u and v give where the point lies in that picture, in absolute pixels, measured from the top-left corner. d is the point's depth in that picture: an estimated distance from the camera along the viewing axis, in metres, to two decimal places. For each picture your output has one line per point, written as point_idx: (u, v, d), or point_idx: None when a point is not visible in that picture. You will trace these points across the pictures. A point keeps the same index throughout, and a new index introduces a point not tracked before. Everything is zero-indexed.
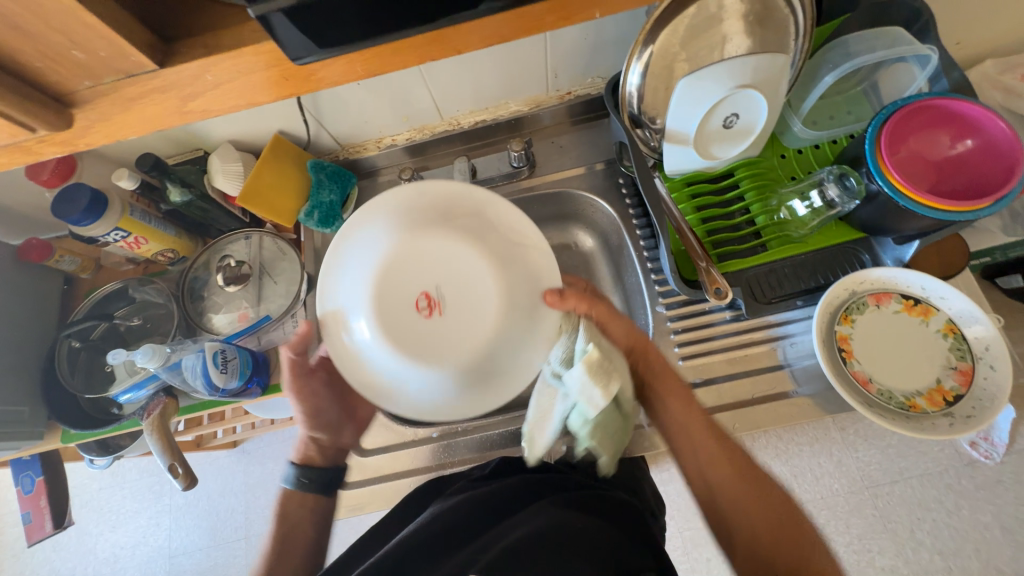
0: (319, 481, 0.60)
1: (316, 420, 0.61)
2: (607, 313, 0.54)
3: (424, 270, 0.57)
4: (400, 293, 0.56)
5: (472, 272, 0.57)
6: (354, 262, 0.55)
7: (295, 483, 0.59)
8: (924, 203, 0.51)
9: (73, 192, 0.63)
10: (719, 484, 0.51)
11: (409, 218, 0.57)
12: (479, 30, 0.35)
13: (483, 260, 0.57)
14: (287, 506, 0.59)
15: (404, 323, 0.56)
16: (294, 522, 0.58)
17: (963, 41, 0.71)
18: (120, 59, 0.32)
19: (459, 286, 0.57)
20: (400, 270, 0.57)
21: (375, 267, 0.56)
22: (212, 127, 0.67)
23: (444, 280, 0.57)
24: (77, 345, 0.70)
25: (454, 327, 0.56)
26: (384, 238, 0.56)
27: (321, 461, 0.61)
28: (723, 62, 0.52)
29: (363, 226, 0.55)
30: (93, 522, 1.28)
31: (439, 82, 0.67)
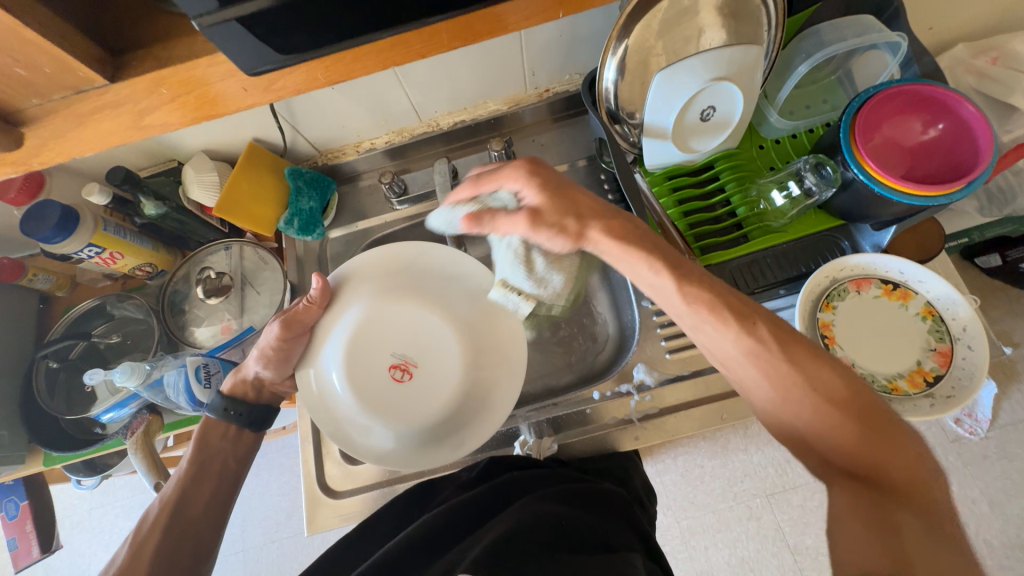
0: (247, 418, 0.61)
1: (279, 368, 0.60)
2: (529, 221, 0.52)
3: (395, 330, 0.62)
4: (372, 359, 0.61)
5: (431, 321, 0.63)
6: (325, 337, 0.62)
7: (218, 415, 0.60)
8: (899, 189, 0.51)
9: (42, 209, 0.61)
10: (750, 370, 0.44)
11: (376, 287, 0.63)
12: (440, 34, 0.35)
13: (445, 315, 0.63)
14: (209, 436, 0.59)
15: (382, 385, 0.60)
16: (216, 454, 0.59)
17: (934, 26, 0.72)
18: (67, 74, 0.31)
19: (425, 342, 0.62)
20: (368, 335, 0.62)
21: (344, 337, 0.62)
22: (184, 137, 0.65)
23: (414, 336, 0.62)
24: (55, 365, 0.68)
25: (431, 379, 0.61)
26: (352, 312, 0.62)
27: (254, 398, 0.63)
28: (699, 55, 0.51)
29: (335, 306, 0.62)
30: (86, 543, 1.26)
31: (415, 84, 0.66)
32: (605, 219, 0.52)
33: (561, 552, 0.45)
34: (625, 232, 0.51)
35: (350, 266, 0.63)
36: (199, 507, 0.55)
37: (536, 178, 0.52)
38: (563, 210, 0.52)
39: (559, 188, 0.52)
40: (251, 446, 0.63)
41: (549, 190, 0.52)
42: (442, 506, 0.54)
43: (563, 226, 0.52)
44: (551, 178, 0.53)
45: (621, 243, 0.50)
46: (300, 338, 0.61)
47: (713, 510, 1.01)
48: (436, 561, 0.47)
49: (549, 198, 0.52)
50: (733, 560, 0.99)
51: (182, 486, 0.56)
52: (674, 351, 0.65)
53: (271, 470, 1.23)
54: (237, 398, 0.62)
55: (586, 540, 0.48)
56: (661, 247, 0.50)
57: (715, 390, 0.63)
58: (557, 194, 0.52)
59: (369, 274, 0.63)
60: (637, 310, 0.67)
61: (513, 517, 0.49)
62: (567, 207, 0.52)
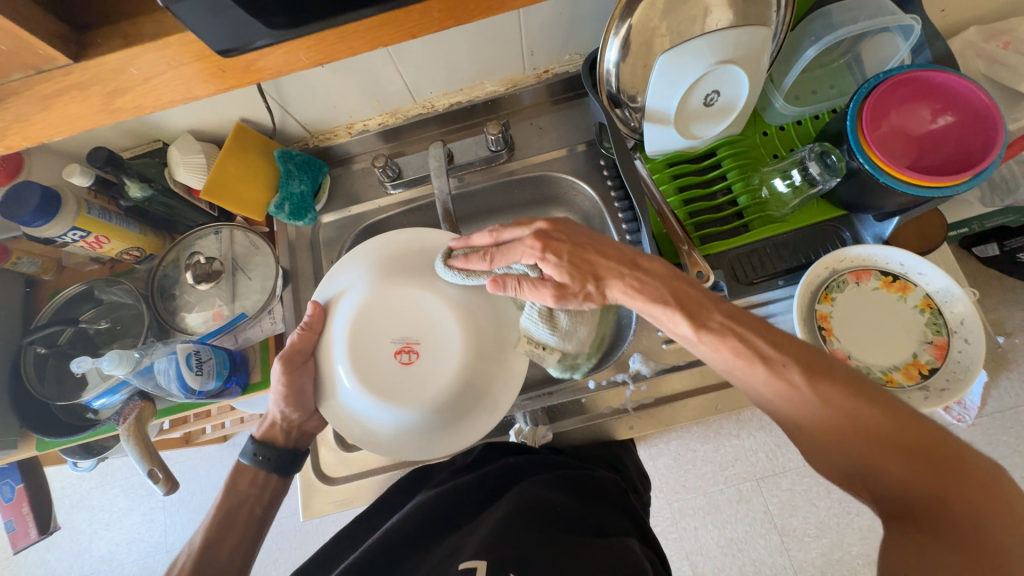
0: (274, 461, 0.58)
1: (299, 404, 0.59)
2: (554, 290, 0.53)
3: (393, 322, 0.61)
4: (377, 359, 0.59)
5: (420, 301, 0.61)
6: (326, 354, 0.60)
7: (249, 460, 0.59)
8: (904, 179, 0.50)
9: (21, 190, 0.58)
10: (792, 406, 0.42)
11: (357, 293, 0.61)
12: (430, 12, 0.32)
13: (432, 293, 0.62)
14: (238, 481, 0.58)
15: (399, 378, 0.59)
16: (243, 500, 0.57)
17: (947, 8, 0.69)
18: (26, 53, 0.29)
19: (425, 321, 0.61)
20: (365, 339, 0.60)
21: (344, 352, 0.59)
22: (169, 116, 0.63)
23: (413, 322, 0.61)
24: (44, 351, 0.67)
25: (440, 357, 0.60)
26: (344, 324, 0.60)
27: (283, 442, 0.60)
28: (704, 36, 0.49)
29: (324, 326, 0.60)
30: (85, 522, 1.28)
31: (409, 64, 0.63)
32: (624, 275, 0.52)
33: (559, 532, 0.45)
34: (642, 285, 0.51)
35: (328, 282, 0.62)
36: (225, 556, 0.53)
37: (550, 247, 0.52)
38: (581, 276, 0.53)
39: (574, 254, 0.53)
40: (278, 492, 0.59)
41: (566, 258, 0.52)
42: (441, 488, 0.55)
43: (584, 291, 0.53)
44: (565, 244, 0.53)
45: (644, 300, 0.50)
46: (306, 366, 0.60)
47: (704, 493, 1.03)
48: (437, 546, 0.47)
49: (566, 267, 0.52)
50: (722, 541, 1.01)
51: (209, 531, 0.54)
52: (670, 341, 0.64)
53: None
54: (268, 442, 0.60)
55: (583, 521, 0.49)
56: (685, 289, 0.49)
57: (711, 380, 0.63)
58: (573, 260, 0.53)
59: (344, 279, 0.62)
60: None
61: (513, 499, 0.50)
62: (586, 270, 0.53)
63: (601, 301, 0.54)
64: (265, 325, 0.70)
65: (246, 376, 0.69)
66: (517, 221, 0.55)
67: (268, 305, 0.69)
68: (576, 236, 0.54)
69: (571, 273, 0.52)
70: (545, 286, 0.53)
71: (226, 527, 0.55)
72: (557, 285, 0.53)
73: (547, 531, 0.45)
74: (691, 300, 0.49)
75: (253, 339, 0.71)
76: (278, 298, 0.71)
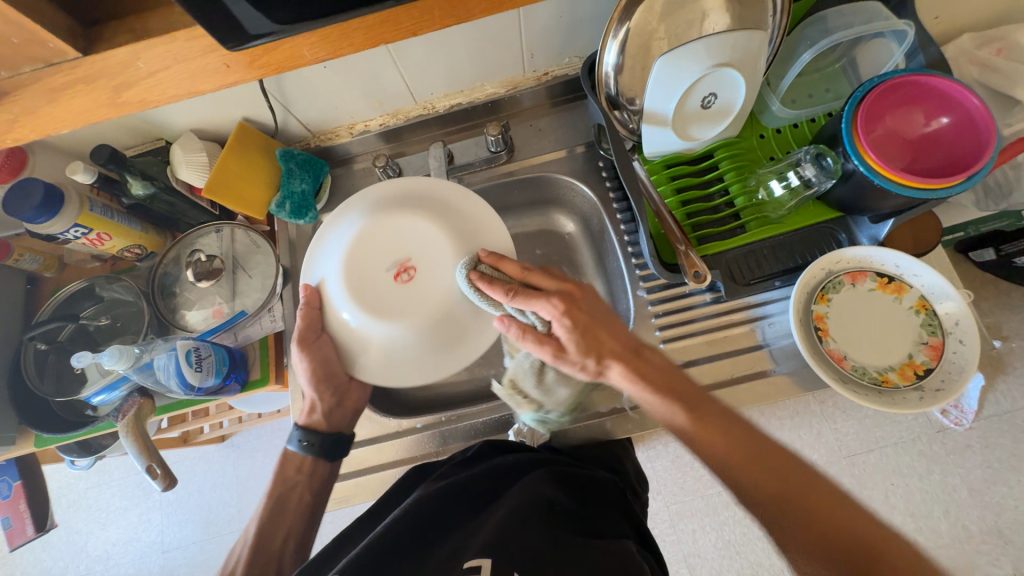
0: (320, 447, 0.59)
1: (329, 377, 0.60)
2: (554, 350, 0.54)
3: (375, 257, 0.57)
4: (382, 294, 0.55)
5: (386, 226, 0.58)
6: (334, 320, 0.57)
7: (297, 446, 0.60)
8: (898, 181, 0.51)
9: (25, 187, 0.59)
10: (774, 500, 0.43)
11: (332, 254, 0.58)
12: (431, 9, 0.33)
13: (393, 215, 0.58)
14: (286, 467, 0.60)
15: (409, 296, 0.55)
16: (292, 485, 0.59)
17: (941, 15, 0.70)
18: (35, 46, 0.30)
19: (401, 236, 0.57)
20: (361, 285, 0.56)
21: (350, 314, 0.56)
22: (172, 114, 0.63)
23: (393, 246, 0.57)
24: (44, 347, 0.67)
25: (434, 260, 0.56)
26: (336, 289, 0.56)
27: (328, 428, 0.61)
28: (701, 39, 0.50)
29: (325, 301, 0.57)
30: (82, 522, 1.27)
31: (410, 64, 0.64)
32: (627, 359, 0.54)
33: (559, 530, 0.46)
34: (644, 377, 0.52)
35: (314, 261, 0.59)
36: (280, 542, 0.56)
37: (569, 314, 0.53)
38: (589, 351, 0.53)
39: (587, 329, 0.53)
40: (326, 478, 0.61)
41: (579, 330, 0.53)
42: (440, 482, 0.55)
43: (584, 360, 0.54)
44: (583, 315, 0.54)
45: (641, 386, 0.52)
46: (321, 340, 0.58)
47: (701, 496, 1.02)
48: (439, 543, 0.47)
49: (577, 338, 0.53)
50: (720, 543, 1.01)
51: (262, 521, 0.57)
52: (668, 341, 0.65)
53: (267, 451, 1.27)
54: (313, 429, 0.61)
55: (584, 520, 0.49)
56: (683, 386, 0.52)
57: (708, 381, 0.63)
58: (585, 334, 0.53)
59: (321, 246, 0.59)
60: (631, 299, 0.68)
61: (513, 497, 0.50)
62: (593, 346, 0.54)
63: (596, 376, 0.55)
64: (265, 323, 0.71)
65: (245, 373, 0.69)
66: (545, 278, 0.55)
67: (267, 303, 0.69)
68: (595, 311, 0.55)
69: (580, 343, 0.53)
70: (551, 345, 0.54)
71: (276, 508, 0.58)
72: (559, 346, 0.54)
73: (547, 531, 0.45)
74: (690, 394, 0.51)
75: (253, 338, 0.71)
76: (277, 296, 0.71)
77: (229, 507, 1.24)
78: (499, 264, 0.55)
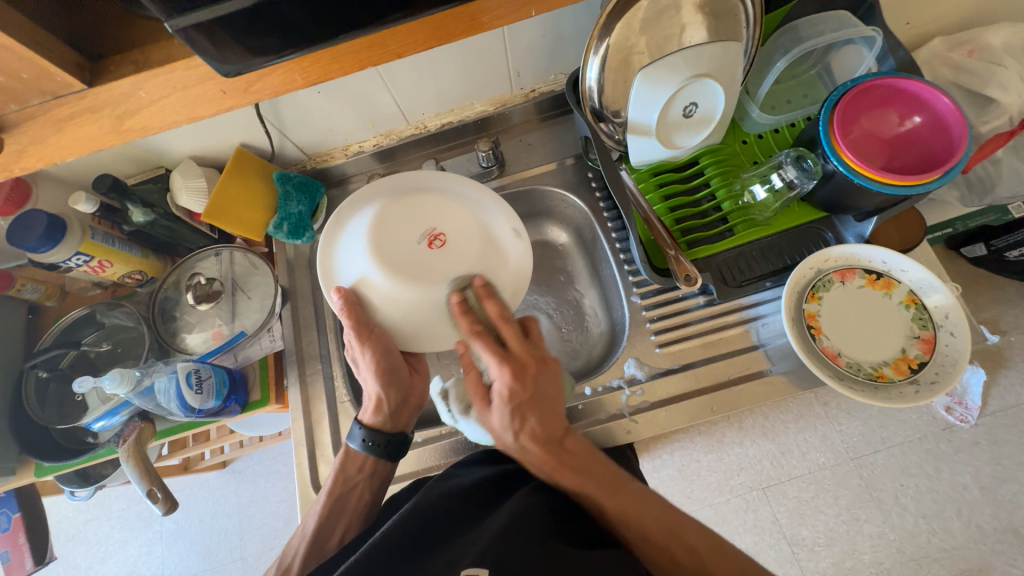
0: (387, 447, 0.59)
1: (388, 366, 0.59)
2: (478, 400, 0.52)
3: (401, 238, 0.58)
4: (423, 266, 0.57)
5: (403, 208, 0.60)
6: (382, 309, 0.57)
7: (360, 447, 0.60)
8: (877, 179, 0.52)
9: (28, 218, 0.61)
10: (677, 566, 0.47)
11: (360, 247, 0.58)
12: (415, 34, 0.35)
13: (408, 197, 0.60)
14: (349, 466, 0.60)
15: (449, 258, 0.58)
16: (354, 486, 0.59)
17: (911, 22, 0.73)
18: (45, 80, 0.31)
19: (420, 209, 0.60)
20: (399, 268, 0.57)
21: (397, 294, 0.57)
22: (171, 142, 0.66)
23: (416, 222, 0.59)
24: (45, 375, 0.68)
25: (458, 223, 0.60)
26: (375, 276, 0.57)
27: (390, 427, 0.61)
28: (679, 52, 0.52)
29: (366, 292, 0.57)
30: (81, 556, 1.25)
31: (400, 86, 0.66)
32: (548, 448, 0.50)
33: (559, 543, 0.45)
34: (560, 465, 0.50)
35: (341, 264, 0.59)
36: (337, 538, 0.58)
37: (513, 385, 0.49)
38: (518, 429, 0.49)
39: (521, 408, 0.49)
40: (385, 478, 0.61)
41: (514, 403, 0.49)
42: (439, 488, 0.53)
43: (507, 431, 0.50)
44: (529, 390, 0.50)
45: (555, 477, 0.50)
46: (375, 333, 0.57)
47: (710, 505, 1.00)
48: (437, 553, 0.46)
49: (507, 409, 0.49)
50: None
51: (321, 519, 0.58)
52: (664, 345, 0.66)
53: (269, 476, 1.26)
54: (375, 428, 0.60)
55: (579, 532, 0.49)
56: (604, 471, 0.51)
57: (706, 382, 0.63)
58: (518, 407, 0.49)
59: (339, 247, 0.59)
60: (626, 305, 0.69)
61: (513, 504, 0.48)
62: (522, 423, 0.49)
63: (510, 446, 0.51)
64: (264, 343, 0.72)
65: (245, 394, 0.70)
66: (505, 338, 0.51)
67: (267, 322, 0.70)
68: (541, 392, 0.50)
69: (507, 416, 0.49)
70: (481, 395, 0.52)
71: (334, 509, 0.58)
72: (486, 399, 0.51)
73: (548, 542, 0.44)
74: (607, 478, 0.51)
75: (253, 358, 0.72)
76: (276, 315, 0.72)
77: (231, 535, 1.22)
78: (484, 300, 0.54)
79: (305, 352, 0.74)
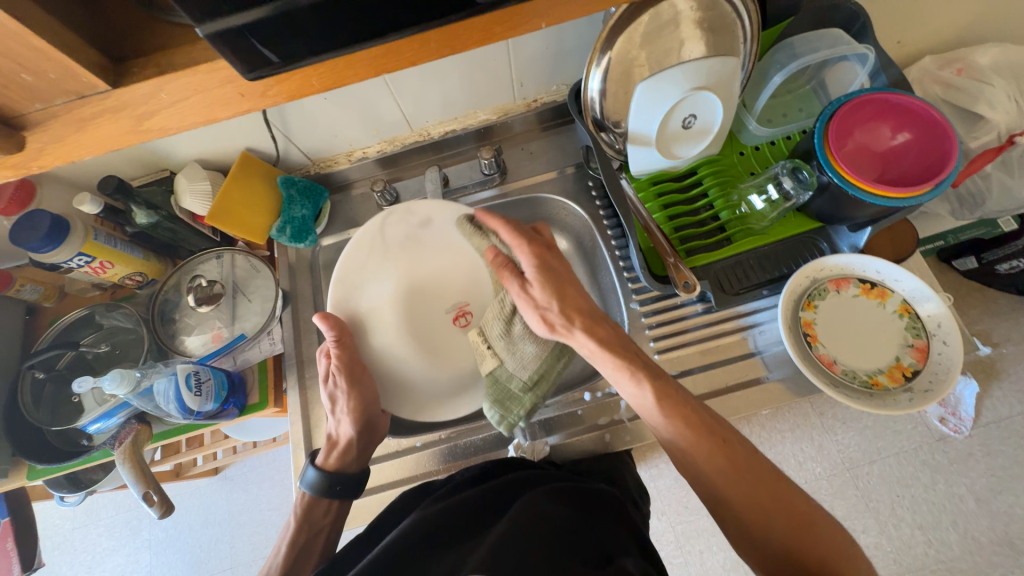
0: (352, 488, 0.61)
1: (358, 420, 0.62)
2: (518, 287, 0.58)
3: (427, 288, 0.68)
4: (431, 323, 0.67)
5: (436, 260, 0.68)
6: (368, 346, 0.64)
7: (322, 493, 0.60)
8: (871, 191, 0.54)
9: (32, 218, 0.61)
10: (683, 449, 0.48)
11: (387, 277, 0.66)
12: (429, 43, 0.35)
13: (443, 249, 0.68)
14: (314, 509, 0.62)
15: (451, 334, 0.67)
16: (319, 530, 0.62)
17: (903, 40, 0.76)
18: (70, 81, 0.32)
19: (450, 273, 0.68)
20: (407, 319, 0.66)
21: (390, 342, 0.65)
22: (179, 145, 0.66)
23: (443, 284, 0.68)
24: (42, 376, 0.67)
25: (474, 298, 0.68)
26: (381, 313, 0.65)
27: (354, 468, 0.63)
28: (680, 65, 0.54)
29: (360, 324, 0.64)
30: (67, 565, 1.23)
31: (406, 93, 0.68)
32: (593, 319, 0.57)
33: (562, 555, 0.44)
34: (604, 333, 0.55)
35: (343, 294, 0.63)
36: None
37: (540, 258, 0.58)
38: (557, 302, 0.56)
39: (554, 275, 0.58)
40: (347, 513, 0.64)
41: (548, 273, 0.57)
42: (438, 505, 0.54)
43: (545, 307, 0.57)
44: (556, 262, 0.59)
45: (604, 349, 0.54)
46: (362, 380, 0.62)
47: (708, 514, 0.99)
48: (436, 559, 0.46)
49: (544, 280, 0.57)
50: (728, 564, 0.97)
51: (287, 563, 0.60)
52: (663, 351, 0.66)
53: (263, 483, 1.24)
54: (338, 471, 0.62)
55: (586, 543, 0.46)
56: (638, 354, 0.54)
57: (705, 389, 0.64)
58: (553, 279, 0.57)
59: (365, 272, 0.65)
60: (625, 312, 0.70)
61: (509, 514, 0.49)
62: (560, 294, 0.57)
63: (555, 326, 0.57)
64: (264, 346, 0.72)
65: (244, 398, 0.70)
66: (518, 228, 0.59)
67: (267, 326, 0.70)
68: (561, 264, 0.59)
69: (546, 288, 0.57)
70: (517, 280, 0.59)
71: (298, 552, 0.61)
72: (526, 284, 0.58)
73: (544, 557, 0.43)
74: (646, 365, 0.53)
75: (252, 361, 0.71)
76: (277, 319, 0.72)
77: (222, 544, 1.20)
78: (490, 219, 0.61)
79: (305, 355, 0.74)
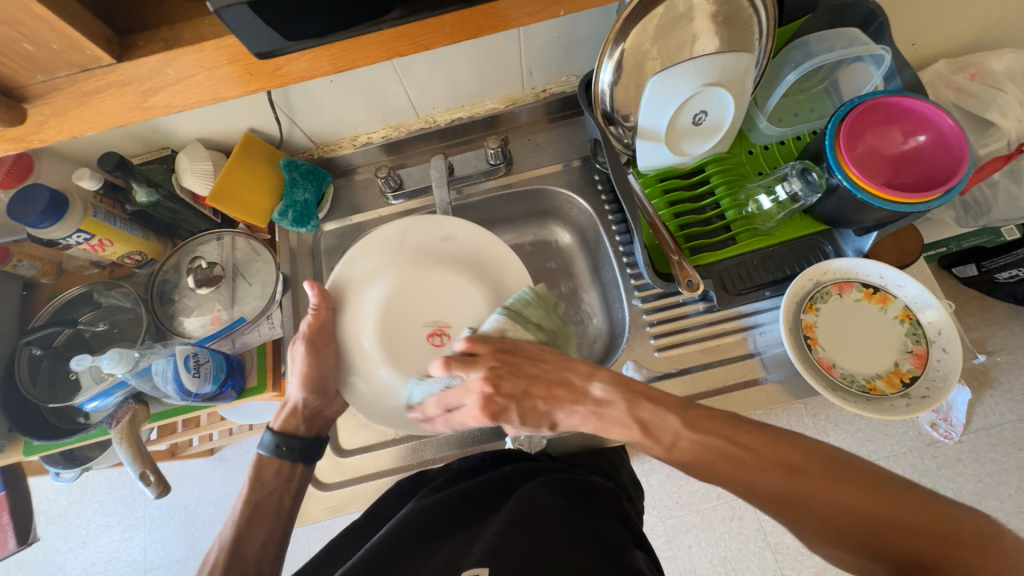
0: (300, 452, 0.61)
1: (317, 395, 0.61)
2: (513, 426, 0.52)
3: (419, 302, 0.65)
4: (412, 335, 0.64)
5: (443, 284, 0.66)
6: (343, 326, 0.63)
7: (271, 452, 0.61)
8: (879, 195, 0.53)
9: (30, 192, 0.60)
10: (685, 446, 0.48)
11: (386, 267, 0.65)
12: (443, 27, 0.35)
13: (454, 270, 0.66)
14: (264, 472, 0.60)
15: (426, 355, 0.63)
16: (271, 491, 0.60)
17: (918, 43, 0.74)
18: (73, 52, 0.31)
19: (447, 297, 0.65)
20: (386, 316, 0.64)
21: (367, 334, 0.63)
22: (180, 123, 0.65)
23: (439, 307, 0.65)
24: (39, 352, 0.67)
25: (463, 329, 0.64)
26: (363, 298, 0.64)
27: (304, 431, 0.62)
28: (692, 60, 0.53)
29: (342, 303, 0.63)
30: (62, 539, 1.24)
31: (413, 79, 0.66)
32: (582, 410, 0.49)
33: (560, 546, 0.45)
34: (601, 419, 0.49)
35: (341, 272, 0.64)
36: (256, 546, 0.57)
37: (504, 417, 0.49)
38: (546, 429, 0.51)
39: (525, 411, 0.49)
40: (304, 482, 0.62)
41: (520, 416, 0.49)
42: (437, 495, 0.54)
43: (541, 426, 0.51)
44: (512, 404, 0.49)
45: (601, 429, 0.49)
46: (326, 356, 0.61)
47: (697, 511, 1.00)
48: (438, 551, 0.47)
49: (523, 427, 0.50)
50: (716, 560, 0.98)
51: (239, 526, 0.57)
52: (663, 349, 0.66)
53: None
54: (287, 432, 0.62)
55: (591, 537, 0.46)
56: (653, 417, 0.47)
57: (703, 388, 0.64)
58: (524, 412, 0.49)
59: (367, 258, 0.65)
60: (627, 308, 0.70)
61: (509, 507, 0.49)
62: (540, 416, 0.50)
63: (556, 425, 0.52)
64: (263, 330, 0.71)
65: (242, 381, 0.69)
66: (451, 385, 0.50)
67: (266, 310, 0.70)
68: (519, 388, 0.49)
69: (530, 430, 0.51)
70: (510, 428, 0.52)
71: (252, 514, 0.58)
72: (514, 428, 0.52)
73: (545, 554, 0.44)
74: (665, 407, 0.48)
75: (250, 345, 0.71)
76: (276, 303, 0.72)
77: (216, 523, 1.21)
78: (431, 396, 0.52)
79: None
